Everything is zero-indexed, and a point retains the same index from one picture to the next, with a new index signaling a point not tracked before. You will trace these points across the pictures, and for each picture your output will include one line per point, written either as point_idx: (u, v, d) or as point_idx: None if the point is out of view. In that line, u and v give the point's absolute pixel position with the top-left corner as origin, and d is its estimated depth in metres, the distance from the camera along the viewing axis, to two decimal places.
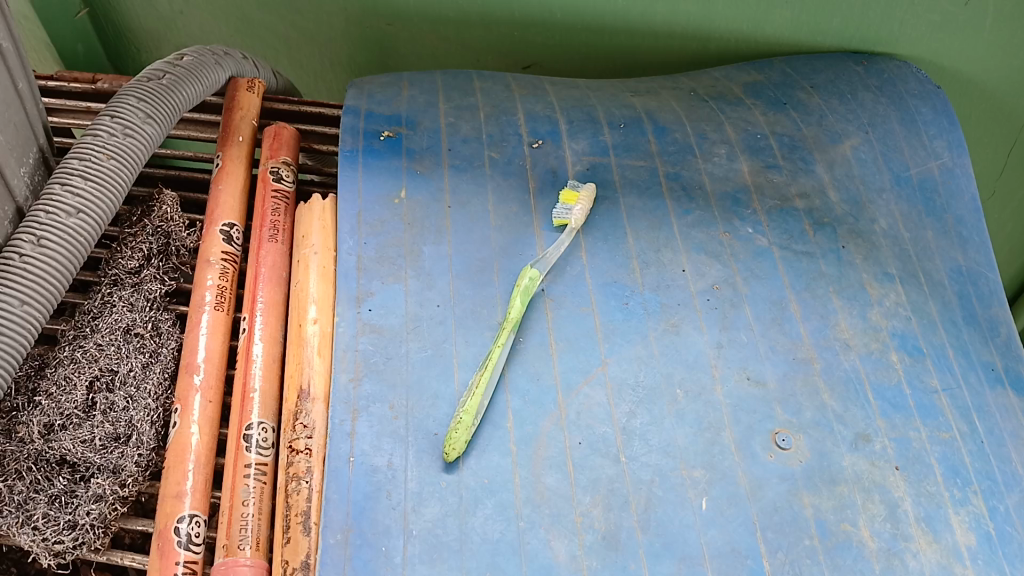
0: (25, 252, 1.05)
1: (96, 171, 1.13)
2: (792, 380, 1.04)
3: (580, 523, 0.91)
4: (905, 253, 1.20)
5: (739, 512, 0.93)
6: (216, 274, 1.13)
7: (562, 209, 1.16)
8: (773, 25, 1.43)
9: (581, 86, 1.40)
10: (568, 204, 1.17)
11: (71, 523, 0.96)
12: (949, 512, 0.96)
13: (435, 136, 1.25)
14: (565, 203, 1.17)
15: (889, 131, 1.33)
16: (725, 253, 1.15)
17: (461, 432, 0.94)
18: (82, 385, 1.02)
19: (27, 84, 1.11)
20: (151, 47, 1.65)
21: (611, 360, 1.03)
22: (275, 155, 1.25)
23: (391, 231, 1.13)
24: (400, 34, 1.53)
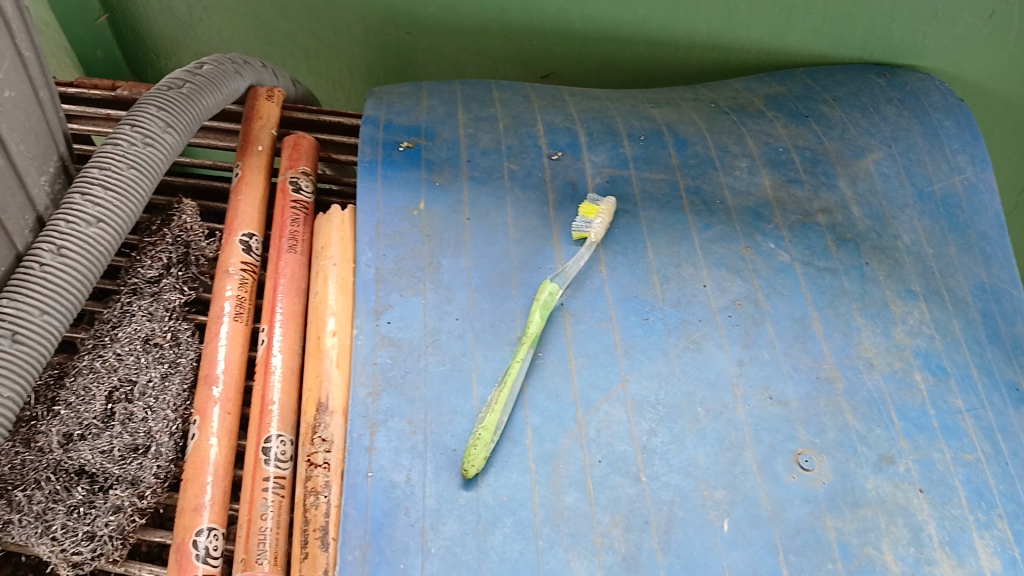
0: (45, 261, 1.05)
1: (116, 181, 1.13)
2: (814, 399, 1.02)
3: (599, 543, 0.90)
4: (928, 270, 1.19)
5: (761, 534, 0.91)
6: (235, 284, 1.13)
7: (581, 223, 1.16)
8: (794, 37, 1.41)
9: (601, 96, 1.39)
10: (589, 217, 1.16)
11: (89, 535, 0.95)
12: (973, 535, 0.95)
13: (455, 147, 1.25)
14: (585, 216, 1.16)
15: (911, 146, 1.32)
16: (746, 269, 1.14)
17: (480, 450, 0.93)
18: (101, 395, 1.02)
19: (49, 93, 1.11)
20: (171, 54, 1.65)
21: (632, 377, 1.02)
22: (294, 165, 1.25)
23: (410, 243, 1.12)
24: (419, 43, 1.52)
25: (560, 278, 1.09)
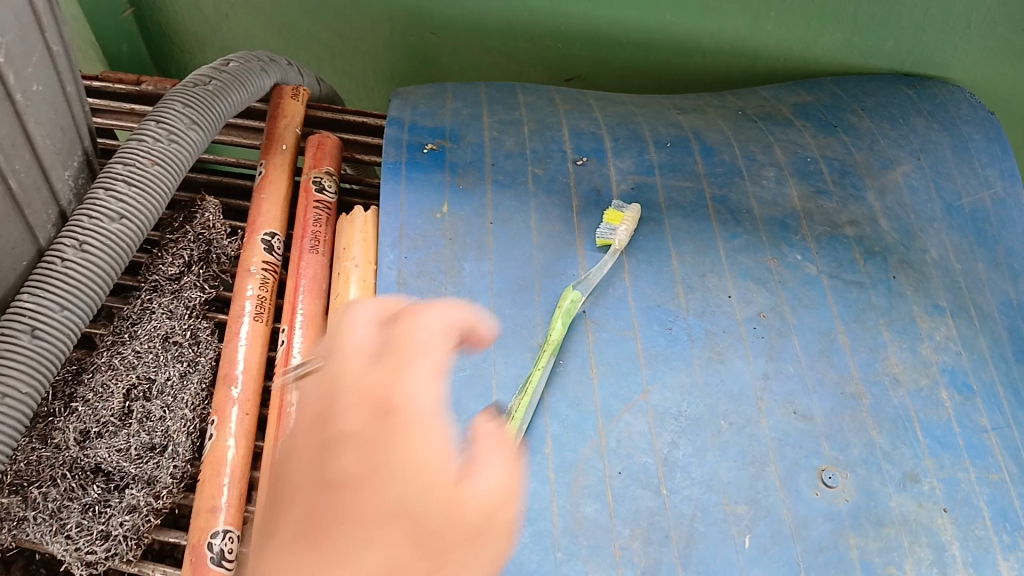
0: (67, 257, 1.05)
1: (140, 177, 1.13)
2: (839, 415, 1.01)
3: (618, 556, 0.89)
4: (956, 285, 1.17)
5: (783, 551, 0.90)
6: (256, 283, 1.12)
7: (605, 229, 1.15)
8: (823, 46, 1.39)
9: (627, 101, 1.38)
10: (614, 223, 1.15)
11: (104, 534, 0.95)
12: (998, 557, 0.93)
13: (479, 150, 1.25)
14: (609, 222, 1.15)
15: (940, 158, 1.30)
16: (772, 280, 1.13)
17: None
18: (119, 393, 1.02)
19: (76, 88, 1.11)
20: (196, 49, 1.65)
21: (654, 387, 1.01)
22: (318, 165, 1.25)
23: (432, 246, 1.12)
24: (443, 44, 1.51)
25: (583, 285, 1.09)
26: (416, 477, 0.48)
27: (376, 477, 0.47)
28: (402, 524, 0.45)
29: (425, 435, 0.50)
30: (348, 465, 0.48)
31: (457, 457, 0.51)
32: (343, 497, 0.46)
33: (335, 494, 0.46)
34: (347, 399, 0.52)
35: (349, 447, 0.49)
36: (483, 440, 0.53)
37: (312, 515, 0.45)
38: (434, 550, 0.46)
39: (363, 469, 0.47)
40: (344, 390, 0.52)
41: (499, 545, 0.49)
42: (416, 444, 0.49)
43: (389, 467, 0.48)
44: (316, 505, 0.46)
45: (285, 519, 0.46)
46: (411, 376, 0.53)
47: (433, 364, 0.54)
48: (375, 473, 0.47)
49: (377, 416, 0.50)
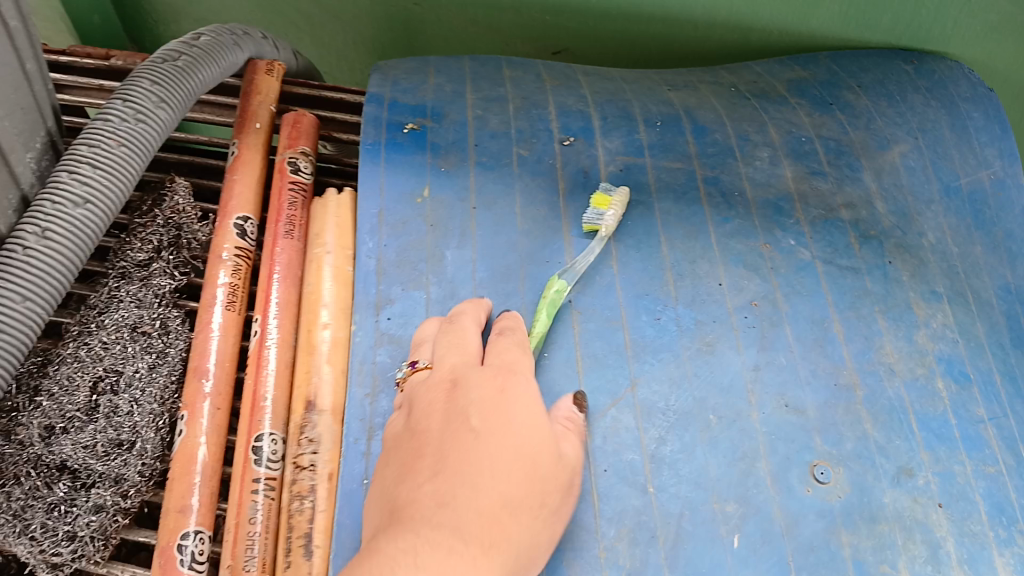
0: (29, 244, 0.99)
1: (105, 160, 1.08)
2: (832, 408, 0.98)
3: (603, 558, 0.86)
4: (953, 269, 1.13)
5: (774, 551, 0.87)
6: (228, 271, 1.08)
7: (592, 214, 1.10)
8: (819, 20, 1.34)
9: (617, 77, 1.33)
10: (601, 208, 1.11)
11: (70, 535, 0.91)
12: (993, 553, 0.91)
13: (462, 130, 1.20)
14: (597, 207, 1.11)
15: (938, 138, 1.26)
16: (765, 266, 1.09)
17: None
18: (85, 386, 0.98)
19: (37, 65, 1.05)
20: (170, 20, 1.58)
21: (641, 380, 0.98)
22: (293, 145, 1.19)
23: (413, 232, 1.08)
24: (427, 15, 1.45)
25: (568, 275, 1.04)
26: (531, 443, 0.81)
27: (508, 438, 0.80)
28: (527, 468, 0.79)
29: (533, 417, 0.83)
30: (487, 427, 0.80)
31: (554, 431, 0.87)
32: (490, 449, 0.78)
33: (485, 443, 0.79)
34: (481, 387, 0.84)
35: (488, 417, 0.81)
36: (560, 428, 0.89)
37: (472, 456, 0.78)
38: (543, 487, 0.80)
39: (500, 433, 0.80)
40: (480, 382, 0.85)
41: (569, 490, 0.84)
42: (530, 420, 0.83)
43: (515, 433, 0.81)
44: (474, 452, 0.78)
45: (452, 455, 0.78)
46: (520, 380, 0.87)
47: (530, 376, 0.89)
48: (508, 437, 0.80)
49: (503, 402, 0.83)
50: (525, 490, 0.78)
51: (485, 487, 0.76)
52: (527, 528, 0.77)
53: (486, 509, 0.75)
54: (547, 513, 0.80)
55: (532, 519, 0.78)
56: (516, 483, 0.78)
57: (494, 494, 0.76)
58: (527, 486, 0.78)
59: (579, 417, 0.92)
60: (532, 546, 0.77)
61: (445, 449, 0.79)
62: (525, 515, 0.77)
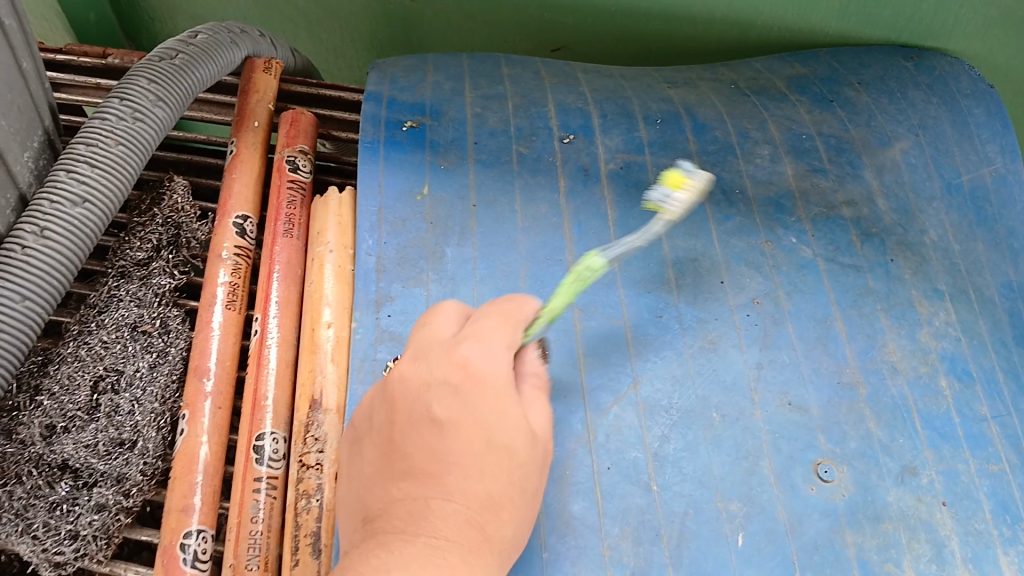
0: (27, 243, 0.99)
1: (104, 158, 1.07)
2: (836, 406, 0.97)
3: (607, 557, 0.85)
4: (955, 267, 1.13)
5: (778, 550, 0.87)
6: (228, 270, 1.07)
7: (663, 195, 0.97)
8: (819, 14, 1.33)
9: (616, 74, 1.32)
10: (673, 189, 0.96)
11: (72, 534, 0.91)
12: (998, 552, 0.90)
13: (461, 128, 1.19)
14: (672, 186, 0.97)
15: (940, 134, 1.25)
16: (767, 264, 1.08)
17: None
18: (86, 385, 0.98)
19: (32, 63, 1.04)
20: (166, 16, 1.57)
21: (643, 378, 0.97)
22: (291, 143, 1.19)
23: (412, 231, 1.08)
24: (424, 12, 1.44)
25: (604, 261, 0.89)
26: (504, 426, 0.73)
27: (477, 424, 0.72)
28: (504, 459, 0.72)
29: (507, 393, 0.75)
30: (457, 415, 0.72)
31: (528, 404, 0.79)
32: (462, 442, 0.71)
33: (454, 437, 0.72)
34: (447, 368, 0.75)
35: (458, 404, 0.73)
36: (530, 388, 0.80)
37: (441, 452, 0.71)
38: (521, 471, 0.74)
39: (468, 421, 0.72)
40: (444, 361, 0.76)
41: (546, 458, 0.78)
42: (503, 398, 0.74)
43: (486, 417, 0.73)
44: (446, 449, 0.71)
45: (421, 453, 0.72)
46: (488, 352, 0.76)
47: (501, 339, 0.78)
48: (478, 425, 0.72)
49: (472, 381, 0.74)
50: (505, 481, 0.72)
51: (459, 486, 0.70)
52: (510, 519, 0.72)
53: (468, 511, 0.70)
54: (527, 495, 0.75)
55: (513, 508, 0.73)
56: (493, 475, 0.71)
57: (472, 493, 0.70)
58: (506, 477, 0.72)
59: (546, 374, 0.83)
60: (514, 533, 0.73)
61: (414, 444, 0.72)
62: (507, 508, 0.72)
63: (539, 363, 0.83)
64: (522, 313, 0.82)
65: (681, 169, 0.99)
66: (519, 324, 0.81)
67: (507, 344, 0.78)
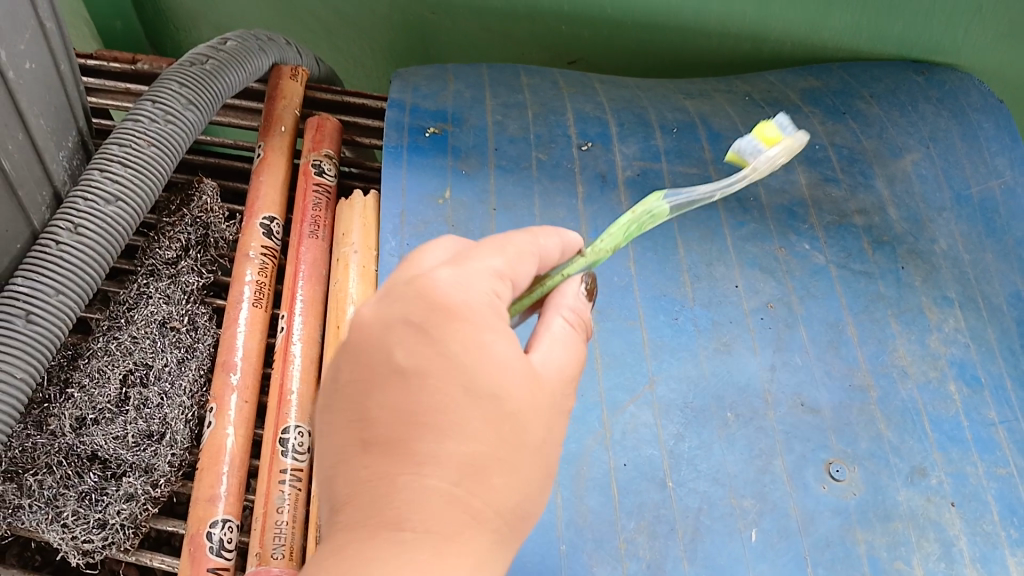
0: (62, 239, 1.02)
1: (136, 159, 1.10)
2: (848, 408, 0.99)
3: (623, 550, 0.88)
4: (965, 276, 1.15)
5: (790, 546, 0.89)
6: (255, 269, 1.10)
7: (748, 145, 0.82)
8: (831, 30, 1.36)
9: (632, 84, 1.35)
10: (760, 145, 0.81)
11: (101, 522, 0.94)
12: (1005, 553, 0.92)
13: (482, 134, 1.23)
14: (759, 139, 0.82)
15: (950, 147, 1.28)
16: (780, 270, 1.11)
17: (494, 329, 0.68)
18: (115, 378, 1.00)
19: (70, 66, 1.07)
20: (190, 25, 1.56)
21: (659, 378, 1.00)
22: (317, 148, 1.22)
23: (434, 233, 1.11)
24: (444, 22, 1.45)
25: (675, 197, 0.75)
26: (487, 369, 0.53)
27: (451, 367, 0.53)
28: (489, 410, 0.53)
29: (490, 331, 0.54)
30: (425, 359, 0.53)
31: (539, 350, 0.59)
32: (431, 393, 0.52)
33: (419, 387, 0.53)
34: (408, 303, 0.55)
35: (423, 344, 0.54)
36: (548, 324, 0.61)
37: (408, 407, 0.52)
38: (520, 421, 0.54)
39: (439, 364, 0.53)
40: (406, 294, 0.55)
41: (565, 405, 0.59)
42: (483, 337, 0.54)
43: (460, 358, 0.53)
44: (414, 404, 0.52)
45: (384, 416, 0.53)
46: (466, 275, 0.56)
47: (485, 268, 0.58)
48: (453, 368, 0.53)
49: (441, 314, 0.54)
50: (495, 438, 0.53)
51: (434, 455, 0.51)
52: (507, 485, 0.53)
53: (449, 489, 0.51)
54: (537, 456, 0.55)
55: (509, 473, 0.53)
56: (480, 432, 0.52)
57: (451, 460, 0.51)
58: (496, 434, 0.53)
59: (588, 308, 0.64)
60: (530, 502, 0.55)
61: (374, 405, 0.53)
62: (501, 471, 0.53)
63: (583, 298, 0.64)
64: (539, 242, 0.63)
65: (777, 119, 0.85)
66: (539, 253, 0.63)
67: (492, 275, 0.58)
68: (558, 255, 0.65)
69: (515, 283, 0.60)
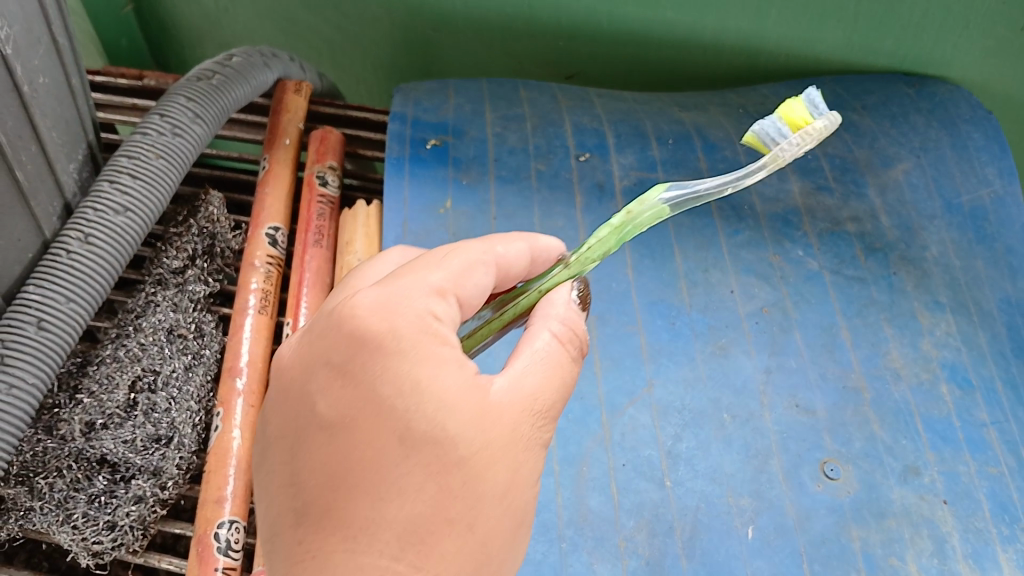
0: (73, 249, 1.04)
1: (145, 170, 1.13)
2: (842, 409, 1.02)
3: (623, 548, 0.89)
4: (955, 281, 1.18)
5: (787, 543, 0.91)
6: (260, 277, 1.13)
7: (770, 127, 0.68)
8: (825, 43, 1.32)
9: (629, 97, 1.37)
10: (785, 128, 0.67)
11: (110, 524, 0.96)
12: (996, 549, 0.94)
13: (482, 146, 1.26)
14: (785, 121, 0.68)
15: (940, 157, 1.31)
16: (774, 275, 1.14)
17: (472, 347, 0.70)
18: (124, 385, 1.01)
19: (80, 80, 1.09)
20: (195, 44, 1.57)
21: (657, 381, 1.02)
22: (321, 160, 1.24)
23: (437, 241, 1.16)
24: (446, 39, 1.43)
25: (676, 190, 0.69)
26: (420, 409, 0.56)
27: (377, 418, 0.56)
28: (425, 459, 0.55)
29: (422, 367, 0.57)
30: (350, 408, 0.57)
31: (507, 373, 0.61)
32: (358, 447, 0.56)
33: (345, 443, 0.56)
34: (331, 344, 0.59)
35: (348, 390, 0.57)
36: (521, 351, 0.63)
37: (336, 465, 0.56)
38: (466, 462, 0.56)
39: (366, 410, 0.56)
40: (330, 335, 0.59)
41: (532, 430, 0.60)
42: (413, 371, 0.57)
43: (389, 399, 0.56)
44: (344, 459, 0.56)
45: (314, 477, 0.56)
46: (391, 305, 0.59)
47: (421, 285, 0.61)
48: (381, 414, 0.56)
49: (359, 357, 0.58)
50: (435, 485, 0.55)
51: (369, 518, 0.54)
52: (457, 530, 0.55)
53: (390, 562, 0.53)
54: (493, 498, 0.57)
55: (459, 517, 0.55)
56: (419, 484, 0.55)
57: (388, 522, 0.54)
58: (437, 483, 0.55)
59: (578, 320, 0.66)
60: (493, 553, 0.57)
61: (306, 466, 0.57)
62: (448, 517, 0.55)
63: (574, 309, 0.67)
64: (494, 247, 0.66)
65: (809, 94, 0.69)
66: (492, 257, 0.66)
67: (429, 290, 0.61)
68: (525, 260, 0.69)
69: (459, 296, 0.63)
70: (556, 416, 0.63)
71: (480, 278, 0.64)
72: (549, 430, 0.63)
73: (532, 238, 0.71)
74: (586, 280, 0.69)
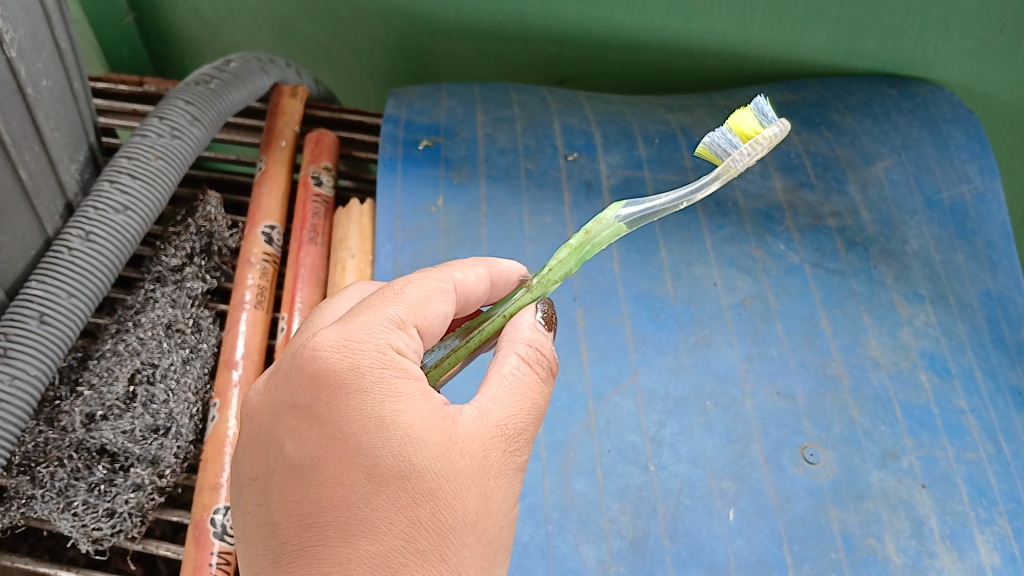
0: (74, 246, 1.07)
1: (143, 171, 1.16)
2: (821, 395, 1.05)
3: (607, 529, 0.93)
4: (935, 274, 1.20)
5: (767, 523, 0.94)
6: (256, 274, 1.16)
7: (720, 139, 0.70)
8: (808, 47, 1.34)
9: (617, 99, 1.40)
10: (735, 138, 0.69)
11: (109, 511, 0.99)
12: (974, 531, 0.97)
13: (472, 147, 1.30)
14: (734, 131, 0.70)
15: (921, 154, 1.32)
16: (757, 268, 1.17)
17: (440, 376, 0.69)
18: (123, 377, 1.04)
19: (82, 84, 1.12)
20: (194, 53, 1.60)
21: (642, 370, 1.05)
22: (316, 161, 1.28)
23: (428, 238, 1.19)
24: (439, 47, 1.46)
25: (633, 207, 0.70)
26: (386, 444, 0.57)
27: (342, 457, 0.57)
28: (393, 492, 0.57)
29: (388, 404, 0.58)
30: (317, 448, 0.58)
31: (475, 405, 0.61)
32: (326, 488, 0.57)
33: (313, 485, 0.57)
34: (294, 386, 0.60)
35: (313, 431, 0.58)
36: (493, 380, 0.63)
37: (306, 508, 0.57)
38: (434, 495, 0.57)
39: (333, 449, 0.57)
40: (293, 377, 0.60)
41: (504, 455, 0.61)
42: (378, 407, 0.58)
43: (355, 438, 0.57)
44: (314, 499, 0.57)
45: (287, 519, 0.58)
46: (352, 343, 0.60)
47: (382, 319, 0.62)
48: (347, 453, 0.57)
49: (319, 396, 0.59)
50: (406, 519, 0.57)
51: (342, 555, 0.56)
52: (431, 561, 0.56)
53: None
54: (468, 528, 0.58)
55: (433, 550, 0.57)
56: (390, 519, 0.56)
57: (362, 558, 0.55)
58: (409, 516, 0.57)
59: (547, 341, 0.67)
60: None
61: (280, 507, 0.58)
62: (421, 549, 0.56)
63: (541, 330, 0.68)
64: (451, 273, 0.68)
65: (754, 106, 0.72)
66: (450, 283, 0.67)
67: (387, 322, 0.62)
68: (485, 284, 0.71)
69: (420, 327, 0.64)
70: (529, 440, 0.63)
71: (439, 305, 0.65)
72: (524, 452, 0.63)
73: (491, 264, 0.72)
74: (551, 300, 0.70)
